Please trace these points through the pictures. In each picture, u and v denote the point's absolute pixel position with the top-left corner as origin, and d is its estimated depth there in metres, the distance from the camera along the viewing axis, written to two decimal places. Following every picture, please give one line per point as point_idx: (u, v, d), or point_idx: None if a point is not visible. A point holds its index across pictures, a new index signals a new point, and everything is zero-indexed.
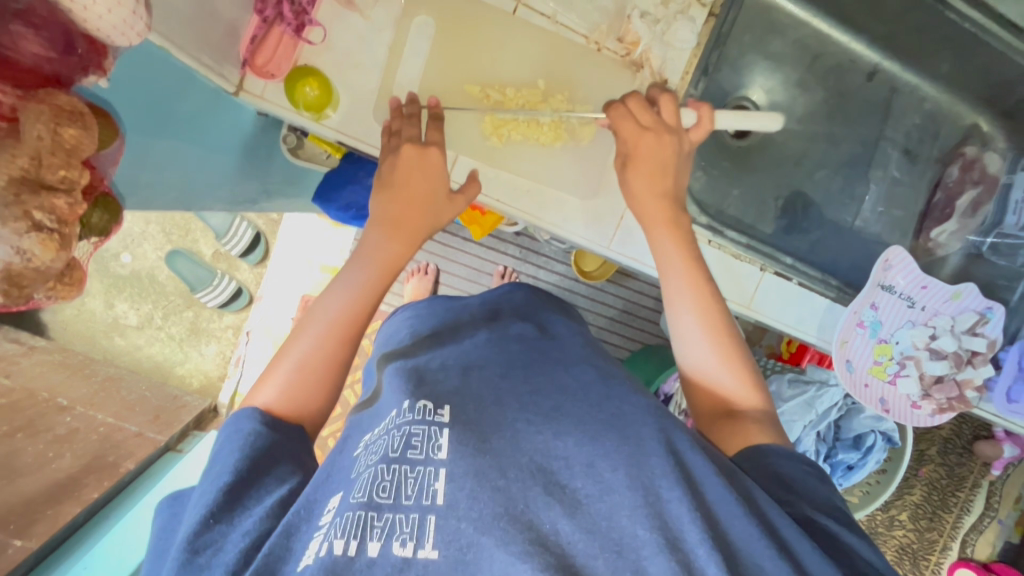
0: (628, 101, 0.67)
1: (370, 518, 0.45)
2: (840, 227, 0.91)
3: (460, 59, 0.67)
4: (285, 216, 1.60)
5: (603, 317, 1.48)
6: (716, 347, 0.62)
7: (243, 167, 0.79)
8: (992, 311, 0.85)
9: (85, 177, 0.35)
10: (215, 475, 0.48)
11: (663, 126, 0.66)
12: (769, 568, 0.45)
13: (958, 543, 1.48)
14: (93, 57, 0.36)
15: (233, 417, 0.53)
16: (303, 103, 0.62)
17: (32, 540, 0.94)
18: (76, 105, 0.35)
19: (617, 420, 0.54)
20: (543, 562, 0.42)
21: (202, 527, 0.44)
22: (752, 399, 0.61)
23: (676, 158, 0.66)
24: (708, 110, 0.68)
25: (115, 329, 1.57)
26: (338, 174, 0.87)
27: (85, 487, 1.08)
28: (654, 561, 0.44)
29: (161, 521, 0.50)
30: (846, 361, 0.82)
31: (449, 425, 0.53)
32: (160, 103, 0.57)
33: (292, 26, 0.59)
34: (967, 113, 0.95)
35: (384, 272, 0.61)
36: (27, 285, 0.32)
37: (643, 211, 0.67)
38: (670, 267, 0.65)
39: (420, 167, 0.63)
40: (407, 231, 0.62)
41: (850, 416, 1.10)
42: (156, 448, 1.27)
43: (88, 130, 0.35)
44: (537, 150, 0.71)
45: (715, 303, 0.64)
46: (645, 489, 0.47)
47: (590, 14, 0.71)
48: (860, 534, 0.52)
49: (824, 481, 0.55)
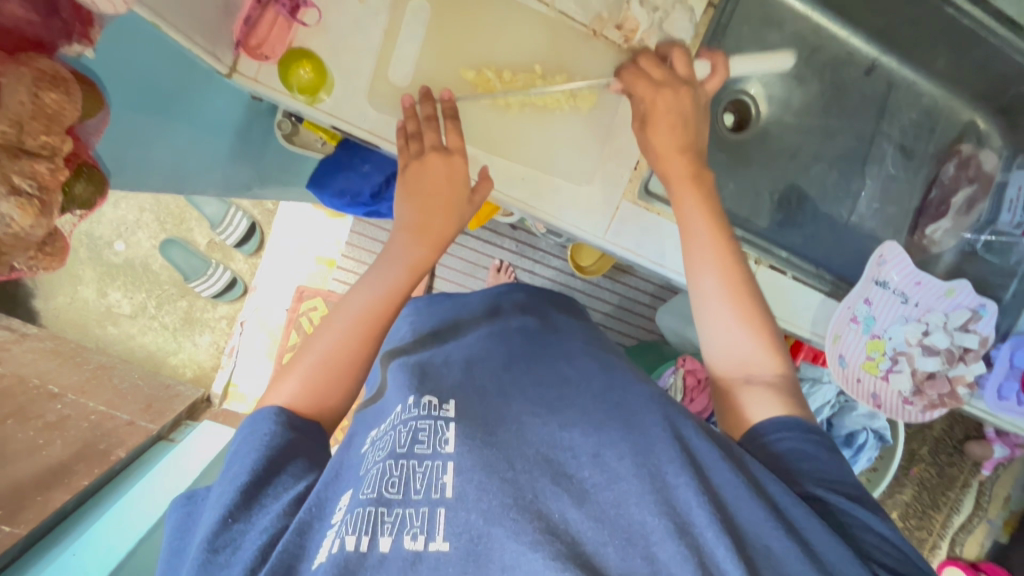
0: (640, 61, 0.68)
1: (381, 513, 0.45)
2: (835, 223, 0.91)
3: (458, 35, 0.66)
4: (281, 205, 1.59)
5: (599, 312, 1.47)
6: (736, 312, 0.62)
7: (235, 151, 0.78)
8: (984, 309, 0.86)
9: (67, 145, 0.34)
10: (233, 476, 0.48)
11: (676, 79, 0.66)
12: (777, 548, 0.45)
13: (946, 542, 1.49)
14: (76, 25, 0.37)
15: (252, 418, 0.53)
16: (297, 86, 0.62)
17: (20, 525, 0.93)
18: (58, 70, 0.35)
19: (619, 408, 0.54)
20: (554, 551, 0.42)
21: (222, 526, 0.45)
22: (772, 366, 0.61)
23: (693, 108, 0.67)
24: (721, 58, 0.70)
25: (108, 318, 1.56)
26: (333, 162, 0.85)
27: (75, 474, 1.08)
28: (664, 546, 0.44)
29: (175, 521, 0.50)
30: (839, 356, 0.83)
31: (455, 419, 0.52)
32: (150, 85, 0.56)
33: (287, 8, 0.60)
34: (963, 110, 0.95)
35: (412, 271, 0.63)
36: (6, 252, 0.31)
37: (665, 168, 0.67)
38: (689, 230, 0.65)
39: (446, 173, 0.63)
40: (433, 235, 0.64)
41: (843, 413, 1.10)
42: (146, 437, 1.27)
43: (70, 96, 0.35)
44: (537, 134, 0.71)
45: (735, 265, 0.64)
46: (652, 475, 0.47)
47: (588, 2, 0.70)
48: (877, 514, 0.52)
49: (833, 454, 0.55)
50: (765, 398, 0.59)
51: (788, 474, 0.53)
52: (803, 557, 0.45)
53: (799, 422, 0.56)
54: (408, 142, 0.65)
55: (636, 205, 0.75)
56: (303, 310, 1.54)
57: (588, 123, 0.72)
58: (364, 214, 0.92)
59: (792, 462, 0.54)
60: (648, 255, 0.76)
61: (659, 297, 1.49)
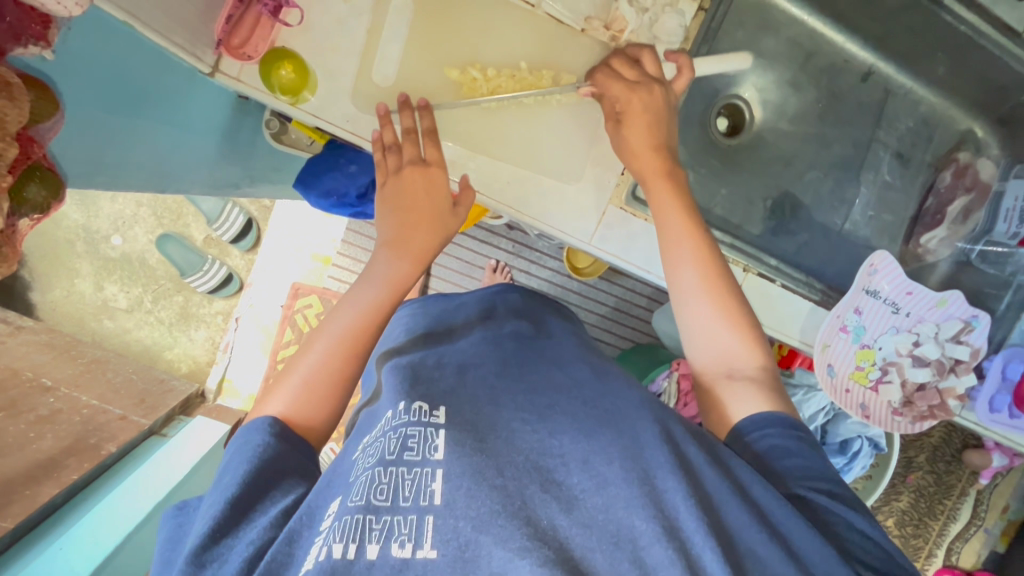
0: (611, 63, 0.68)
1: (369, 521, 0.44)
2: (829, 231, 0.90)
3: (441, 24, 0.66)
4: (277, 202, 1.60)
5: (594, 314, 1.47)
6: (714, 303, 0.62)
7: (222, 151, 0.78)
8: (977, 320, 0.85)
9: (13, 150, 0.34)
10: (223, 486, 0.48)
11: (649, 78, 0.65)
12: (763, 551, 0.45)
13: (942, 551, 1.48)
14: (26, 26, 0.36)
15: (244, 431, 0.53)
16: (279, 86, 0.61)
17: (8, 519, 0.93)
18: (4, 75, 0.34)
19: (608, 415, 0.53)
20: (542, 557, 0.41)
21: (209, 541, 0.44)
22: (754, 359, 0.60)
23: (665, 108, 0.66)
24: (687, 58, 0.68)
25: (104, 311, 1.56)
26: (317, 163, 0.84)
27: (65, 468, 1.08)
28: (652, 550, 0.43)
29: (167, 532, 0.50)
30: (827, 366, 0.82)
31: (445, 426, 0.52)
32: (127, 86, 0.55)
33: (269, 7, 0.59)
34: (960, 118, 0.93)
35: (394, 288, 0.61)
36: None
37: (640, 166, 0.66)
38: (666, 223, 0.64)
39: (424, 187, 0.63)
40: (416, 251, 0.63)
41: (837, 420, 1.09)
42: (140, 431, 1.28)
43: (14, 100, 0.34)
44: (520, 128, 0.70)
45: (712, 256, 0.63)
46: (642, 479, 0.47)
47: (576, 4, 0.69)
48: (863, 513, 0.51)
49: (814, 450, 0.54)
50: (745, 392, 0.58)
51: (775, 476, 0.52)
52: (785, 559, 0.45)
53: (777, 416, 0.55)
54: (386, 154, 0.64)
55: (623, 209, 0.74)
56: (300, 307, 1.54)
57: (575, 112, 0.71)
58: (351, 214, 0.91)
59: (771, 459, 0.53)
60: (635, 262, 0.76)
61: (655, 300, 1.49)
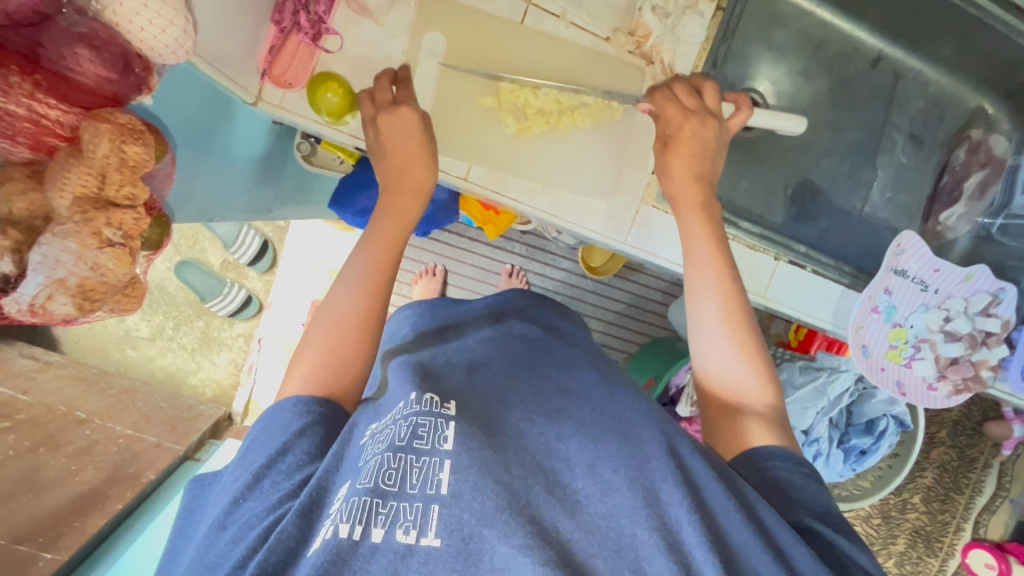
0: (673, 87, 0.69)
1: (376, 504, 0.44)
2: (849, 214, 0.92)
3: (476, 60, 0.68)
4: (292, 222, 1.60)
5: (610, 313, 1.49)
6: (732, 338, 0.62)
7: (257, 177, 0.80)
8: (1004, 293, 0.87)
9: (146, 193, 0.39)
10: (247, 463, 0.50)
11: (705, 111, 0.67)
12: (765, 572, 0.46)
13: (970, 524, 1.49)
14: (146, 76, 0.39)
15: (273, 410, 0.53)
16: (325, 109, 0.63)
17: (61, 552, 0.95)
18: (136, 123, 0.39)
19: (618, 422, 0.54)
20: (543, 556, 0.42)
21: (233, 505, 0.47)
22: (765, 397, 0.61)
23: (716, 141, 0.67)
24: (745, 97, 0.70)
25: (127, 341, 1.59)
26: (352, 180, 0.86)
27: (108, 498, 1.09)
28: (653, 562, 0.44)
29: (186, 499, 0.56)
30: (862, 346, 0.83)
31: (456, 418, 0.51)
32: (192, 127, 0.61)
33: (309, 35, 0.61)
34: (971, 97, 0.95)
35: (399, 223, 0.62)
36: (98, 299, 0.37)
37: (676, 191, 0.66)
38: (693, 251, 0.65)
39: (398, 127, 0.61)
40: (412, 183, 0.62)
41: (862, 401, 1.10)
42: (174, 458, 1.27)
43: (147, 147, 0.39)
44: (552, 141, 0.72)
45: (736, 293, 0.64)
46: (645, 490, 0.47)
47: (599, 12, 0.72)
48: (861, 547, 0.53)
49: (819, 485, 0.56)
50: (758, 429, 0.59)
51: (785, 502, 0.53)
52: None
53: (787, 452, 0.56)
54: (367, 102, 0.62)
55: (656, 207, 0.75)
56: None
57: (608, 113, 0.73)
58: None
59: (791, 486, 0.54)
60: (671, 256, 0.77)
61: (671, 294, 1.50)
